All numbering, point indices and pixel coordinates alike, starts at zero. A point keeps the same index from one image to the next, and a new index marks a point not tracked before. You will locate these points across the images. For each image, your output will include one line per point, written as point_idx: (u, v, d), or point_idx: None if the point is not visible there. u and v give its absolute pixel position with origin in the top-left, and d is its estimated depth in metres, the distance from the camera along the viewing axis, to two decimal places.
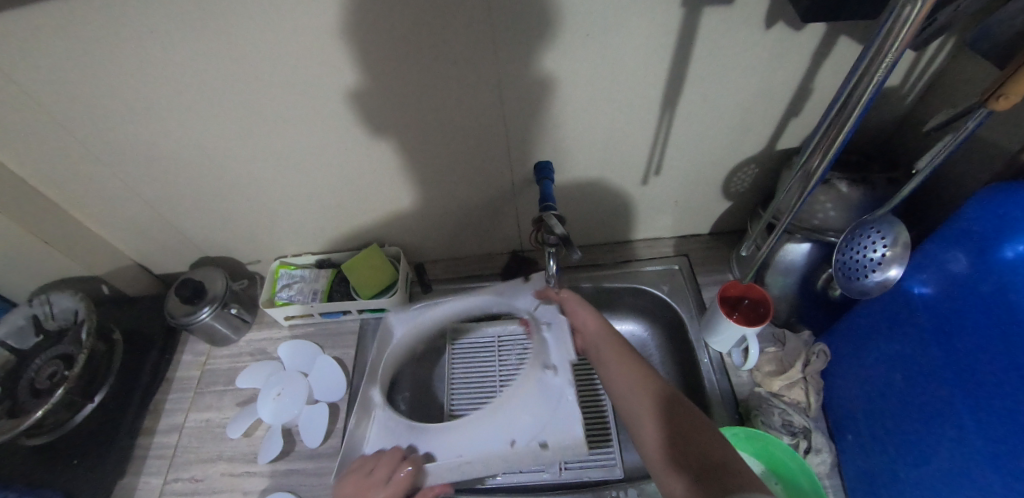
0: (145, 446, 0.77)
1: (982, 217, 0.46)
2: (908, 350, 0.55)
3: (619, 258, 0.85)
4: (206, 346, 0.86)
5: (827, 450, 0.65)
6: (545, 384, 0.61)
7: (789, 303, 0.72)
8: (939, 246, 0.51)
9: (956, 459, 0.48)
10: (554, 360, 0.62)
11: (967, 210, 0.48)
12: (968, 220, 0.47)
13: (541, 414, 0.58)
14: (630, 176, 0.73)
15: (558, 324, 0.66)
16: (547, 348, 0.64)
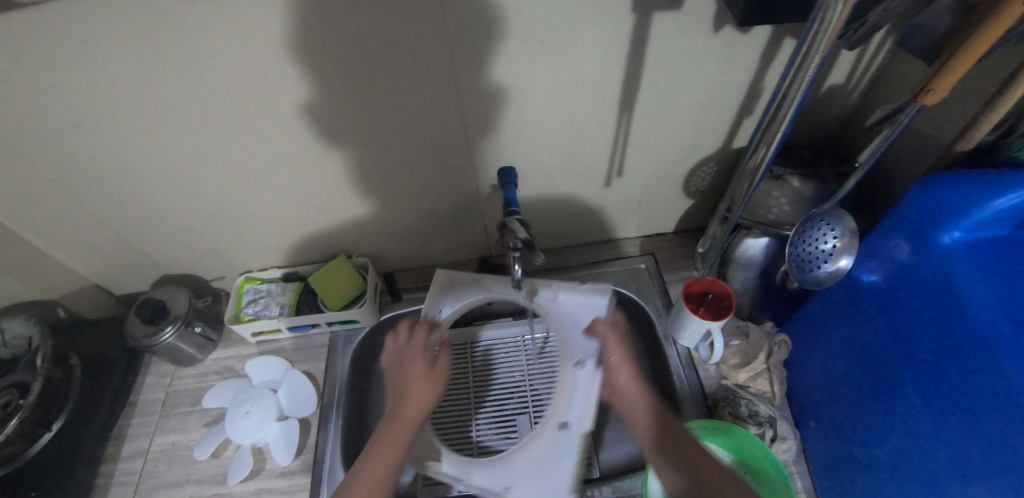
0: (106, 473, 0.75)
1: (918, 206, 0.49)
2: (861, 336, 0.57)
3: (588, 260, 0.86)
4: (171, 367, 0.84)
5: (792, 437, 0.67)
6: (558, 441, 0.61)
7: (751, 296, 0.75)
8: (884, 236, 0.53)
9: (908, 439, 0.50)
10: (572, 417, 0.62)
11: (905, 201, 0.50)
12: (907, 210, 0.50)
13: (546, 479, 0.58)
14: (594, 179, 0.75)
15: (591, 375, 0.64)
16: (570, 402, 0.63)
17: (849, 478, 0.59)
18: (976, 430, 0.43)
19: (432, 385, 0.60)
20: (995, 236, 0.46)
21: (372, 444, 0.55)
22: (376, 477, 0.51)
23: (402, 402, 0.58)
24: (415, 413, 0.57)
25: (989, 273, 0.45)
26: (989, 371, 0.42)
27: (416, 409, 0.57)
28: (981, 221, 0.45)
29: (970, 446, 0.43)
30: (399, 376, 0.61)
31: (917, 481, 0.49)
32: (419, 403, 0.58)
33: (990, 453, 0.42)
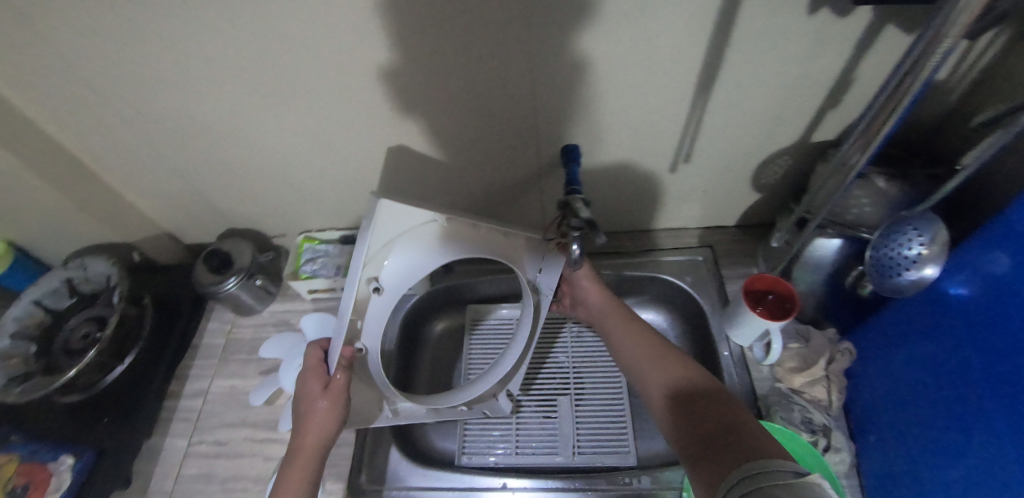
0: (170, 408, 0.80)
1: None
2: (939, 350, 0.53)
3: (644, 247, 0.84)
4: (231, 315, 0.88)
5: (847, 449, 0.64)
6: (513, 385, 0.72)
7: (816, 299, 0.71)
8: (980, 246, 0.48)
9: (986, 467, 0.46)
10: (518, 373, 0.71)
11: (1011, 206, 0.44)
12: (1010, 216, 0.44)
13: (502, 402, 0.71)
14: (657, 163, 0.72)
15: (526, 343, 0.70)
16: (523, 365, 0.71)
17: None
18: None
19: (331, 417, 0.57)
20: None
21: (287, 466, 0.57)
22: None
23: (302, 429, 0.56)
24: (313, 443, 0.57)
25: None
26: None
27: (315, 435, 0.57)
28: None
29: None
30: (302, 401, 0.57)
31: None
32: (317, 428, 0.56)
33: None
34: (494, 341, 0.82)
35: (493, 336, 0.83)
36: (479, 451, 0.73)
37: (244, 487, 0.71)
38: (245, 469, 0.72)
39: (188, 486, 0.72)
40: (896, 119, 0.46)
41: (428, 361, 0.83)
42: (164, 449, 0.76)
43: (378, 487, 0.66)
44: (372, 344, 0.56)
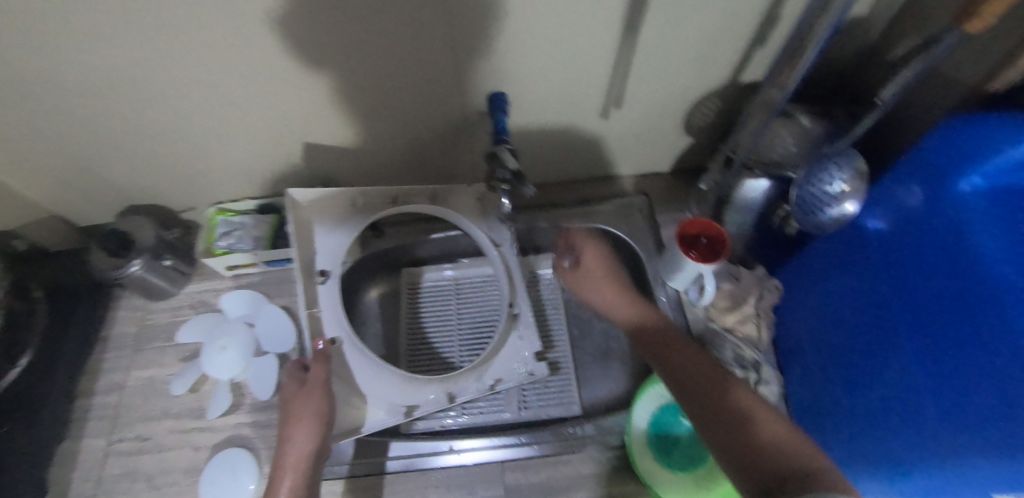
0: (81, 408, 0.72)
1: (941, 148, 0.46)
2: (859, 284, 0.55)
3: (580, 197, 0.83)
4: (140, 300, 0.79)
5: (775, 381, 0.66)
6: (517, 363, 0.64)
7: (745, 240, 0.73)
8: (895, 182, 0.52)
9: (896, 382, 0.47)
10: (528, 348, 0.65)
11: (926, 143, 0.48)
12: (928, 153, 0.47)
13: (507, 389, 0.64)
14: (591, 110, 0.70)
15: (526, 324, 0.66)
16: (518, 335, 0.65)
17: (829, 435, 0.57)
18: (974, 375, 0.40)
19: (314, 410, 0.56)
20: (1011, 187, 0.45)
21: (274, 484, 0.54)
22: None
23: (286, 437, 0.56)
24: (301, 448, 0.55)
25: (1005, 223, 0.43)
26: (998, 327, 0.40)
27: (298, 440, 0.55)
28: (1003, 167, 0.44)
29: (965, 387, 0.41)
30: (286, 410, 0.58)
31: (898, 422, 0.46)
32: (297, 432, 0.56)
33: (990, 393, 0.39)
34: (433, 304, 0.80)
35: (433, 299, 0.80)
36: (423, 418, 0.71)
37: (175, 481, 0.66)
38: (175, 462, 0.68)
39: (112, 488, 0.67)
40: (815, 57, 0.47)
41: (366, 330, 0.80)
42: (80, 451, 0.70)
43: (371, 460, 0.64)
44: (338, 330, 0.64)
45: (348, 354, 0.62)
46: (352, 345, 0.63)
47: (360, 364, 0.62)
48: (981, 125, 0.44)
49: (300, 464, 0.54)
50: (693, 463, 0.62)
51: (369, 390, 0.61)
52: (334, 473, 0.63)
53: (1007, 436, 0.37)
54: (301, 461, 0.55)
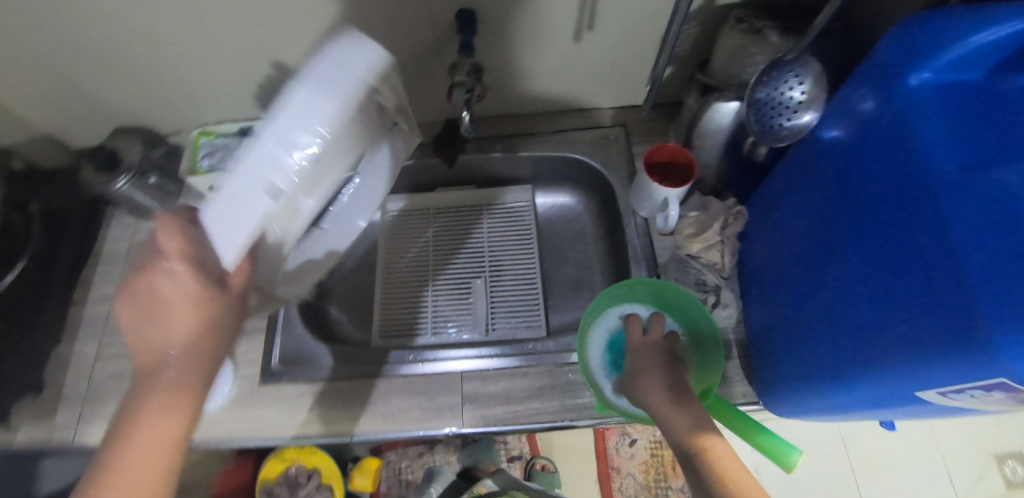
0: (76, 315, 0.77)
1: (894, 48, 0.44)
2: (812, 195, 0.55)
3: (556, 127, 0.84)
4: (133, 219, 0.83)
5: (734, 305, 0.69)
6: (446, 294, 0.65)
7: (717, 171, 0.72)
8: (853, 87, 0.49)
9: (839, 294, 0.50)
10: None
11: (884, 42, 0.45)
12: (882, 53, 0.45)
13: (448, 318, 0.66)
14: (561, 35, 0.69)
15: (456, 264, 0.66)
16: None
17: (783, 352, 0.59)
18: (908, 285, 0.41)
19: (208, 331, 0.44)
20: (966, 81, 0.43)
21: (128, 410, 0.41)
22: (160, 457, 0.41)
23: (154, 352, 0.43)
24: (172, 377, 0.42)
25: (954, 121, 0.41)
26: (932, 223, 0.39)
27: (172, 363, 0.42)
28: (954, 60, 0.41)
29: (898, 293, 0.42)
30: (151, 303, 0.43)
31: (840, 331, 0.49)
32: (173, 351, 0.42)
33: (920, 299, 0.40)
34: (410, 234, 0.84)
35: (410, 229, 0.84)
36: (399, 337, 0.76)
37: None
38: None
39: (103, 387, 0.72)
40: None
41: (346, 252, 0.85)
42: (73, 355, 0.74)
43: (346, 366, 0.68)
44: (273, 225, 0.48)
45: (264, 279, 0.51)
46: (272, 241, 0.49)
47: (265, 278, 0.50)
48: (939, 18, 0.41)
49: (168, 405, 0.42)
50: None
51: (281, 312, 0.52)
52: (314, 376, 0.67)
53: (928, 327, 0.39)
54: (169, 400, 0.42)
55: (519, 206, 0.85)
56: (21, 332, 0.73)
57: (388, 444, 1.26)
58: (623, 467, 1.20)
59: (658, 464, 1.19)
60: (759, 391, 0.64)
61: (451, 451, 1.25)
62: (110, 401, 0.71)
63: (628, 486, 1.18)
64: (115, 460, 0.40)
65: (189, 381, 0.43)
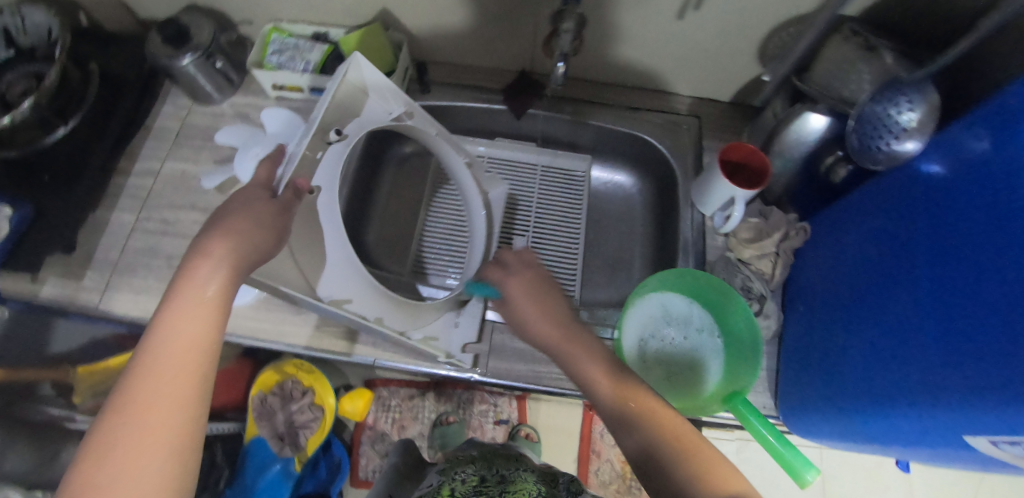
0: (117, 184, 0.76)
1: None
2: (892, 223, 0.53)
3: (630, 103, 0.82)
4: (188, 101, 0.81)
5: (775, 317, 0.66)
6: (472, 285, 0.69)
7: (786, 182, 0.70)
8: (970, 125, 0.45)
9: (900, 327, 0.49)
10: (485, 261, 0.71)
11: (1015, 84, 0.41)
12: (1009, 95, 0.41)
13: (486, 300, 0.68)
14: (664, 8, 0.65)
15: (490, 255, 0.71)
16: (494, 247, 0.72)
17: (819, 373, 0.58)
18: (978, 334, 0.40)
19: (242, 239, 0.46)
20: None
21: (156, 327, 0.40)
22: (183, 383, 0.39)
23: (186, 276, 0.42)
24: (210, 303, 0.42)
25: None
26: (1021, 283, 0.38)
27: (210, 290, 0.42)
28: None
29: (966, 340, 0.41)
30: (200, 238, 0.46)
31: (892, 364, 0.49)
32: (213, 276, 0.43)
33: (989, 351, 0.39)
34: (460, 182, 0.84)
35: None
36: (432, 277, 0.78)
37: None
38: None
39: (133, 260, 0.71)
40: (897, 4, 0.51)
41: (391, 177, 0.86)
42: (109, 221, 0.73)
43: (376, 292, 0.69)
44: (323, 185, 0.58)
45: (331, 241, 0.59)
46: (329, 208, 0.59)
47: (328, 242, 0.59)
48: None
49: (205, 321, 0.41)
50: (665, 367, 0.62)
51: (326, 272, 0.58)
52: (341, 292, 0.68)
53: (987, 381, 0.38)
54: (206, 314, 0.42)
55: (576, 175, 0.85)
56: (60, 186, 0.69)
57: (382, 380, 1.29)
58: (603, 452, 1.23)
59: None
60: (782, 410, 0.64)
61: (441, 401, 1.27)
62: (139, 274, 0.71)
63: (604, 471, 1.21)
64: (139, 373, 0.38)
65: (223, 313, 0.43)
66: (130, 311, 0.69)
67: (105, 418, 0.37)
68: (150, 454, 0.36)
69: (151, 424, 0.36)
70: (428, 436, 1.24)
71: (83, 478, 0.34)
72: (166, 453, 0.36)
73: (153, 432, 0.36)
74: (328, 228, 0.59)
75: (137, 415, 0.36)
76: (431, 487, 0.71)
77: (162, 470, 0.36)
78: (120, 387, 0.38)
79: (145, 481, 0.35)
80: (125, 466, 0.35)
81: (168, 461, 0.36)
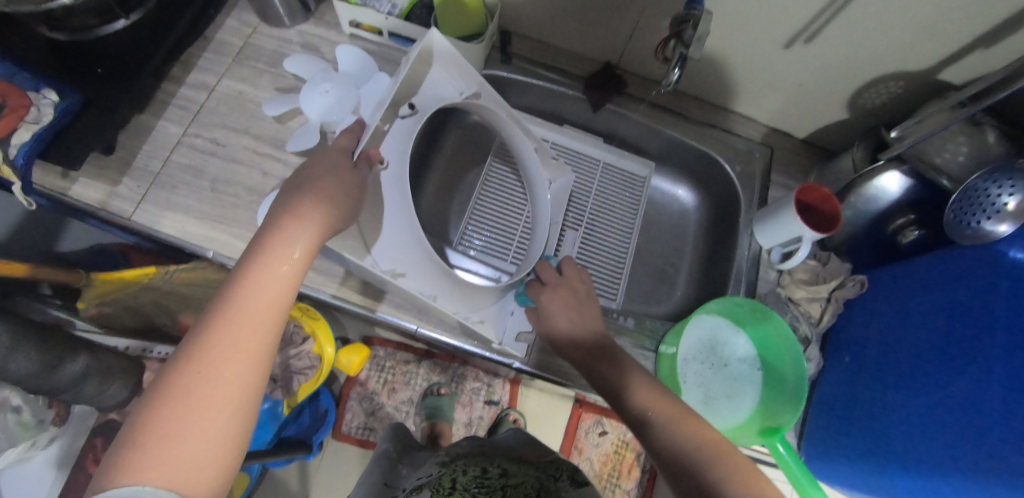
0: (167, 92, 0.71)
1: None
2: (965, 300, 0.52)
3: (706, 119, 0.80)
4: (254, 19, 0.76)
5: (815, 361, 0.68)
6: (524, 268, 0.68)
7: (849, 234, 0.70)
8: None
9: (958, 409, 0.49)
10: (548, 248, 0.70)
11: None
12: None
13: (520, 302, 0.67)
14: (774, 36, 0.64)
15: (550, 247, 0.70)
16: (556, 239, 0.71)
17: (857, 426, 0.59)
18: None
19: (330, 201, 0.47)
20: None
21: (240, 279, 0.40)
22: (254, 350, 0.38)
23: (269, 238, 0.42)
24: (293, 267, 0.42)
25: None
26: None
27: (294, 253, 0.42)
28: None
29: None
30: (286, 200, 0.46)
31: (945, 443, 0.49)
32: (301, 240, 0.43)
33: None
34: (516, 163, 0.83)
35: None
36: (478, 253, 0.78)
37: (236, 193, 0.67)
38: (240, 177, 0.68)
39: (174, 175, 0.67)
40: (1008, 92, 0.49)
41: (451, 145, 0.85)
42: (155, 130, 0.69)
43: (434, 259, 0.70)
44: (392, 157, 0.58)
45: (389, 192, 0.57)
46: (396, 181, 0.58)
47: (388, 211, 0.58)
48: None
49: (283, 286, 0.41)
50: (704, 388, 0.68)
51: (386, 241, 0.58)
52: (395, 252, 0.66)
53: None
54: (287, 281, 0.42)
55: (641, 179, 0.84)
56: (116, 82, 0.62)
57: (381, 339, 1.20)
58: (584, 450, 1.17)
59: (618, 461, 1.17)
60: (809, 451, 0.65)
61: (435, 370, 1.20)
62: (179, 192, 0.66)
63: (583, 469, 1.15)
64: (218, 324, 0.38)
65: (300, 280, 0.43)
66: (166, 229, 0.65)
67: (179, 361, 0.36)
68: (220, 405, 0.36)
69: (224, 377, 0.36)
70: (416, 404, 1.18)
71: (152, 419, 0.34)
72: (234, 407, 0.36)
73: (224, 385, 0.36)
74: (393, 199, 0.58)
75: (215, 367, 0.36)
76: (428, 477, 0.62)
77: (227, 424, 0.36)
78: (196, 334, 0.38)
79: (212, 432, 0.35)
80: (196, 413, 0.35)
81: (233, 417, 0.36)
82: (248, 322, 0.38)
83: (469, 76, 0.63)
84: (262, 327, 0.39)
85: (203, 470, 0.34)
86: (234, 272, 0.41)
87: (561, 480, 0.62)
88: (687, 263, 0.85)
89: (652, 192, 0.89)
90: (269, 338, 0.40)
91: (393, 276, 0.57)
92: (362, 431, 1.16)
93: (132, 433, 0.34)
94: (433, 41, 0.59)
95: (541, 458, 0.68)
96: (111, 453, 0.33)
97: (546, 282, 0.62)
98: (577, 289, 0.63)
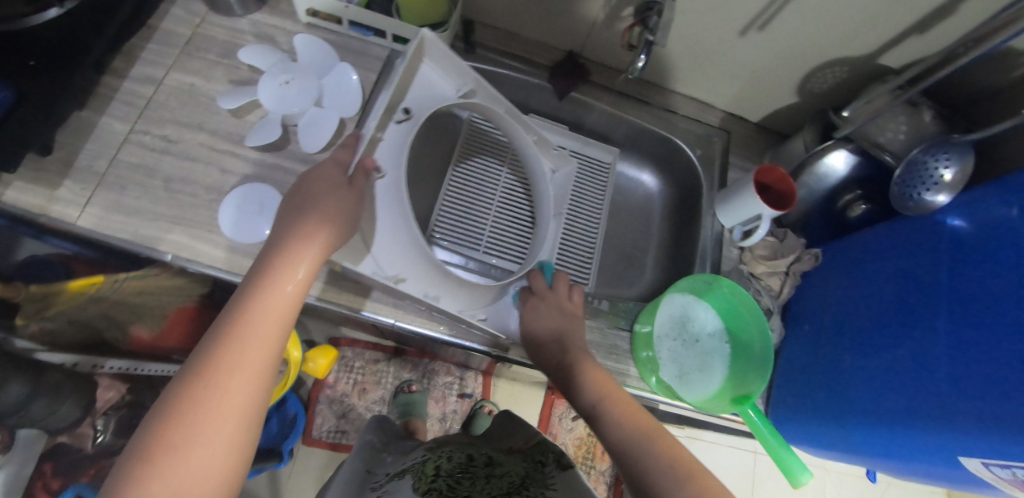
0: (108, 86, 0.66)
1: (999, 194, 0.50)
2: (915, 265, 0.57)
3: (667, 105, 0.83)
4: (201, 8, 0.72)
5: (777, 331, 0.72)
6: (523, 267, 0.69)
7: (803, 211, 0.74)
8: (996, 197, 0.50)
9: (908, 361, 0.54)
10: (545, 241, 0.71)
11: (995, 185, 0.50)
12: (987, 195, 0.51)
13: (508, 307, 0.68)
14: (730, 24, 0.66)
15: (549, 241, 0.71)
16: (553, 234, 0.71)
17: (819, 390, 0.63)
18: (984, 374, 0.46)
19: (332, 215, 0.49)
20: None
21: (247, 300, 0.43)
22: (258, 368, 0.41)
23: (273, 261, 0.45)
24: (295, 289, 0.45)
25: None
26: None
27: (297, 276, 0.45)
28: None
29: (979, 380, 0.47)
30: (291, 220, 0.48)
31: (903, 397, 0.53)
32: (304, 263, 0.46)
33: (998, 387, 0.45)
34: (487, 154, 0.82)
35: (489, 148, 0.82)
36: (446, 244, 0.76)
37: (192, 192, 0.64)
38: (196, 175, 0.64)
39: (123, 175, 0.63)
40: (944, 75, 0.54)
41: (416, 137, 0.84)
42: (98, 127, 0.64)
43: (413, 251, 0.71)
44: (388, 164, 0.59)
45: (381, 195, 0.58)
46: (393, 188, 0.59)
47: (383, 214, 0.59)
48: None
49: (286, 305, 0.44)
50: (678, 364, 0.70)
51: (382, 241, 0.58)
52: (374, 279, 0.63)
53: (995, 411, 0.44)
54: (290, 302, 0.44)
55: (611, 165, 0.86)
56: (50, 75, 0.57)
57: (349, 340, 1.17)
58: (558, 435, 1.19)
59: (591, 443, 1.19)
60: (776, 416, 0.69)
61: (405, 367, 1.19)
62: (129, 192, 0.62)
63: None
64: (225, 342, 0.40)
65: (300, 301, 0.46)
66: (115, 233, 0.61)
67: (187, 378, 0.38)
68: (226, 417, 0.38)
69: (228, 392, 0.38)
70: (388, 403, 1.16)
71: (160, 432, 0.36)
72: (238, 420, 0.38)
73: (229, 400, 0.38)
74: (388, 202, 0.59)
75: (224, 382, 0.38)
76: (413, 463, 0.63)
77: (231, 435, 0.38)
78: (202, 351, 0.40)
79: (216, 444, 0.37)
80: (202, 427, 0.37)
81: (236, 430, 0.38)
82: (253, 339, 0.41)
83: (460, 75, 0.63)
84: (267, 344, 0.42)
85: (207, 479, 0.36)
86: (241, 290, 0.43)
87: (548, 465, 0.61)
88: (655, 247, 0.88)
89: (619, 179, 0.91)
90: (272, 355, 0.42)
91: (395, 281, 0.59)
92: (333, 435, 1.13)
93: (141, 447, 0.36)
94: (426, 39, 0.59)
95: (528, 445, 0.68)
96: (120, 466, 0.35)
97: (540, 291, 0.65)
98: (561, 285, 0.67)
